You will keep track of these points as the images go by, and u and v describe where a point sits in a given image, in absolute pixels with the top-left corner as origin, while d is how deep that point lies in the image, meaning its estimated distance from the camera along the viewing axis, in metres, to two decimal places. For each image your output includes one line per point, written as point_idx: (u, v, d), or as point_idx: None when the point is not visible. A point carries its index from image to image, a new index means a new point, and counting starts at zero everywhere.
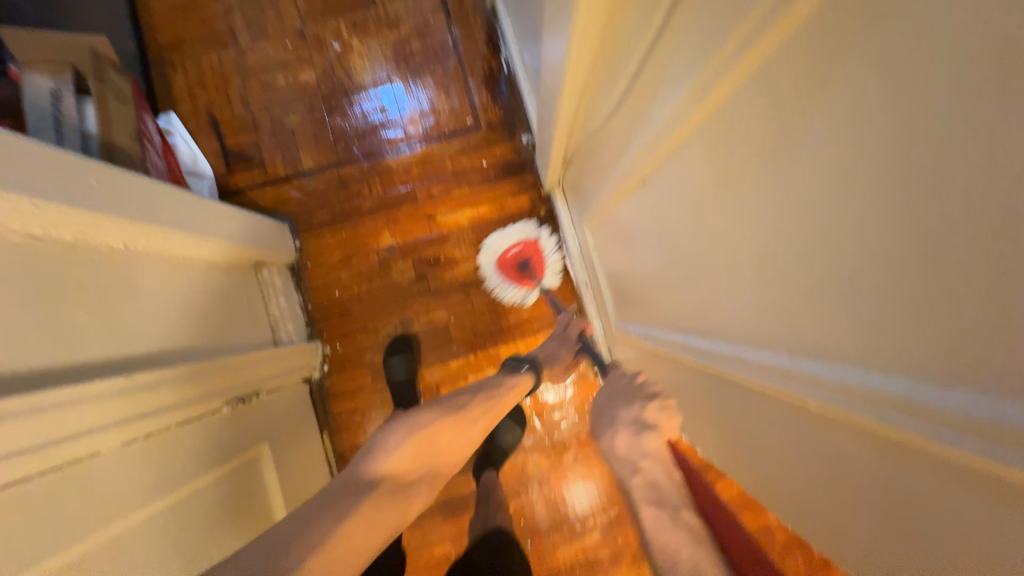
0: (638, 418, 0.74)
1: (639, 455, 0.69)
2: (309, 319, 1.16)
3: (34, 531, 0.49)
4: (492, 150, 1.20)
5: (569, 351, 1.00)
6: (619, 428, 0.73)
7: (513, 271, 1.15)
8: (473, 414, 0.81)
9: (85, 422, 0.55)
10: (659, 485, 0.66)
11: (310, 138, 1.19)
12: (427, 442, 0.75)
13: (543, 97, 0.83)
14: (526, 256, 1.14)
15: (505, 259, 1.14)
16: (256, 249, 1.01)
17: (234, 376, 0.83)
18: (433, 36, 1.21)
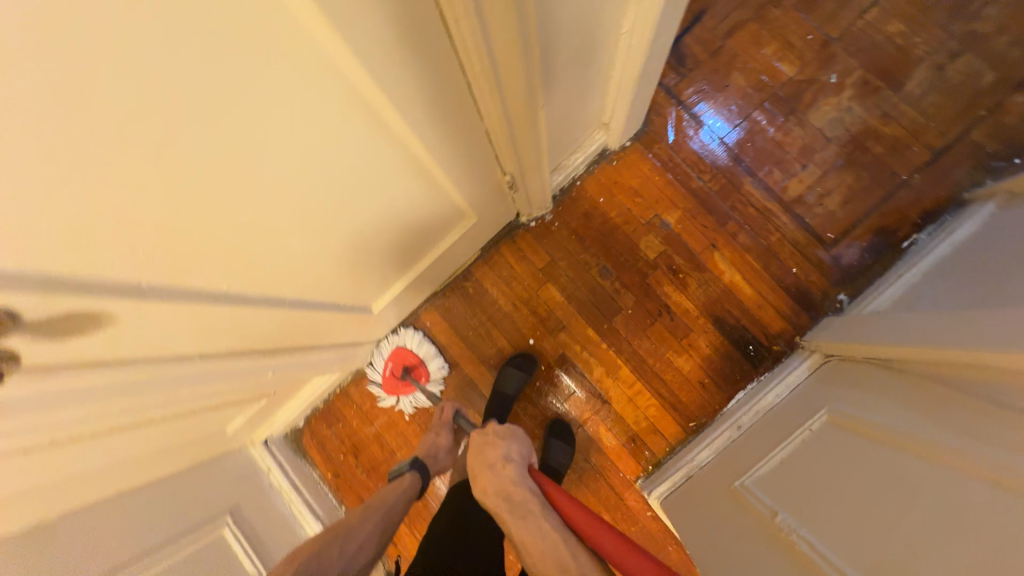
0: (498, 455, 0.78)
1: (498, 472, 0.74)
2: (566, 189, 1.21)
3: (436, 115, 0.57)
4: (809, 270, 1.13)
5: (445, 437, 1.00)
6: (486, 466, 0.76)
7: (398, 385, 1.16)
8: (355, 521, 0.77)
9: (510, 98, 0.62)
10: (533, 520, 0.64)
11: (729, 103, 1.18)
12: (331, 554, 0.69)
13: (950, 320, 0.76)
14: (400, 364, 1.17)
15: (385, 379, 1.16)
16: (623, 118, 1.04)
17: (529, 170, 0.90)
18: (896, 159, 1.12)
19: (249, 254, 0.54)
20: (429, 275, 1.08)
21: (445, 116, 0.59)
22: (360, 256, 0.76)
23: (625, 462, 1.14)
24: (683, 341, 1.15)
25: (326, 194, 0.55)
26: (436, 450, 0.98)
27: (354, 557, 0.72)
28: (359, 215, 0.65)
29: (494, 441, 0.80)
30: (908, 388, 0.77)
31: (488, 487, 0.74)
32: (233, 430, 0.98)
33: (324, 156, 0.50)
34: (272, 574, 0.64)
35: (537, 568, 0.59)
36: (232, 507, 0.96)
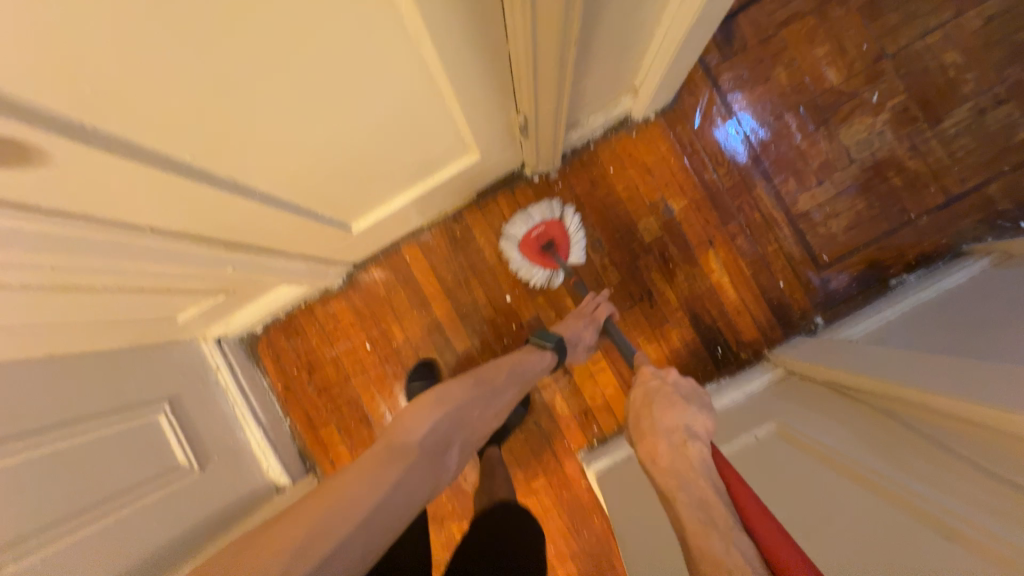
0: (680, 423, 0.70)
1: (677, 450, 0.66)
2: (578, 150, 1.15)
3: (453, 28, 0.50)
4: (796, 287, 1.12)
5: (591, 332, 0.99)
6: (662, 435, 0.69)
7: (538, 256, 1.10)
8: (500, 381, 0.83)
9: (542, 35, 0.55)
10: (707, 500, 0.56)
11: (765, 98, 1.12)
12: (472, 413, 0.76)
13: (917, 361, 0.77)
14: (547, 236, 1.09)
15: (526, 240, 1.10)
16: (654, 86, 0.97)
17: (544, 119, 0.84)
18: (910, 196, 1.10)
19: (225, 133, 0.49)
20: (417, 207, 1.01)
21: (468, 28, 0.52)
22: (341, 164, 0.70)
23: (572, 432, 1.16)
24: (657, 331, 1.15)
25: (320, 88, 0.50)
26: (579, 339, 0.97)
27: (485, 420, 0.79)
28: (354, 122, 0.60)
29: (675, 406, 0.73)
30: (856, 418, 0.79)
31: (665, 467, 0.64)
32: (184, 319, 0.93)
33: (326, 43, 0.45)
34: (414, 413, 0.71)
35: (696, 546, 0.51)
36: (174, 396, 0.94)
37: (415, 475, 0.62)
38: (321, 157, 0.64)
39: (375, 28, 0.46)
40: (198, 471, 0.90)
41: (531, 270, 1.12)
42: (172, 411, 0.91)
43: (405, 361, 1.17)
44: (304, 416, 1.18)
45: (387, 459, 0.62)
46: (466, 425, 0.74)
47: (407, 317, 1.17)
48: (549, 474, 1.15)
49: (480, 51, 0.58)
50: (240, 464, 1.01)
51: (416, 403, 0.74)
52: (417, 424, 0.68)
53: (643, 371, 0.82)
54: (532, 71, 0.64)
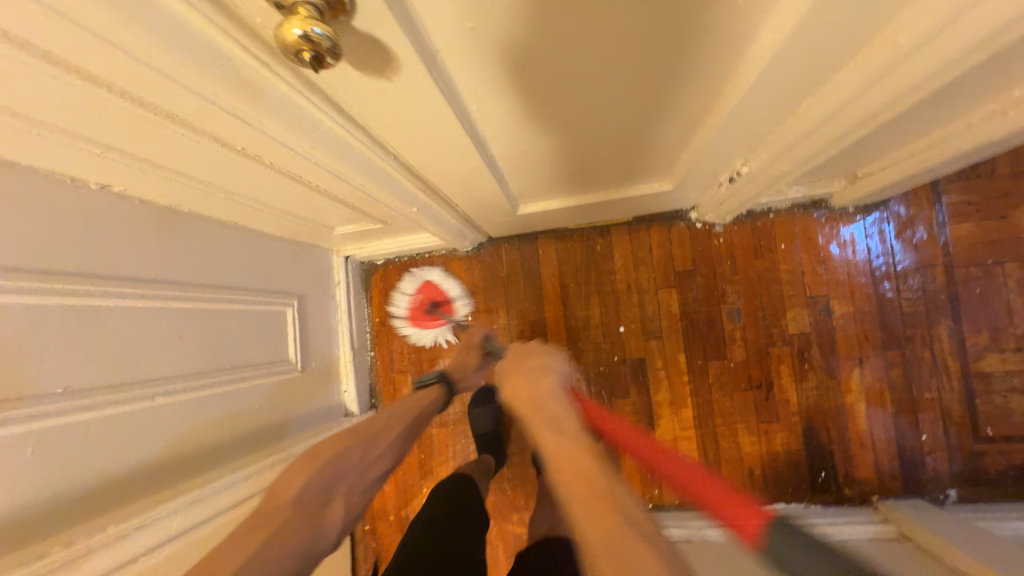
0: (554, 367, 0.72)
1: (534, 382, 0.67)
2: (754, 213, 1.07)
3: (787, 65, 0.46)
4: (938, 446, 0.99)
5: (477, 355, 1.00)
6: (519, 373, 0.70)
7: (424, 317, 1.15)
8: (385, 427, 0.79)
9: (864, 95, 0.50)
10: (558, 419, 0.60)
11: (991, 235, 0.98)
12: (349, 458, 0.72)
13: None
14: (427, 300, 1.16)
15: (410, 312, 1.16)
16: (881, 183, 0.88)
17: (767, 176, 0.78)
18: None
19: (519, 90, 0.48)
20: (581, 211, 0.99)
21: (794, 72, 0.48)
22: (564, 148, 0.68)
23: (632, 485, 1.10)
24: (762, 426, 1.05)
25: (625, 71, 0.48)
26: (464, 367, 1.00)
27: (370, 467, 0.74)
28: (613, 115, 0.58)
29: (534, 356, 0.75)
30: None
31: (518, 393, 0.65)
32: (337, 232, 0.97)
33: (684, 22, 0.41)
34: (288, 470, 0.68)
35: (565, 478, 0.51)
36: (301, 295, 0.98)
37: (288, 534, 0.60)
38: (559, 136, 0.62)
39: (721, 28, 0.43)
40: (300, 369, 0.95)
41: (422, 332, 1.15)
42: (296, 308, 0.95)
43: None
44: (387, 357, 1.22)
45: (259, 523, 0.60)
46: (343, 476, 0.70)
47: (516, 307, 1.16)
48: None
49: (785, 94, 0.53)
50: (328, 378, 1.06)
51: (296, 467, 0.68)
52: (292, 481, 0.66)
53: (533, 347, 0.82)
54: (813, 127, 0.58)
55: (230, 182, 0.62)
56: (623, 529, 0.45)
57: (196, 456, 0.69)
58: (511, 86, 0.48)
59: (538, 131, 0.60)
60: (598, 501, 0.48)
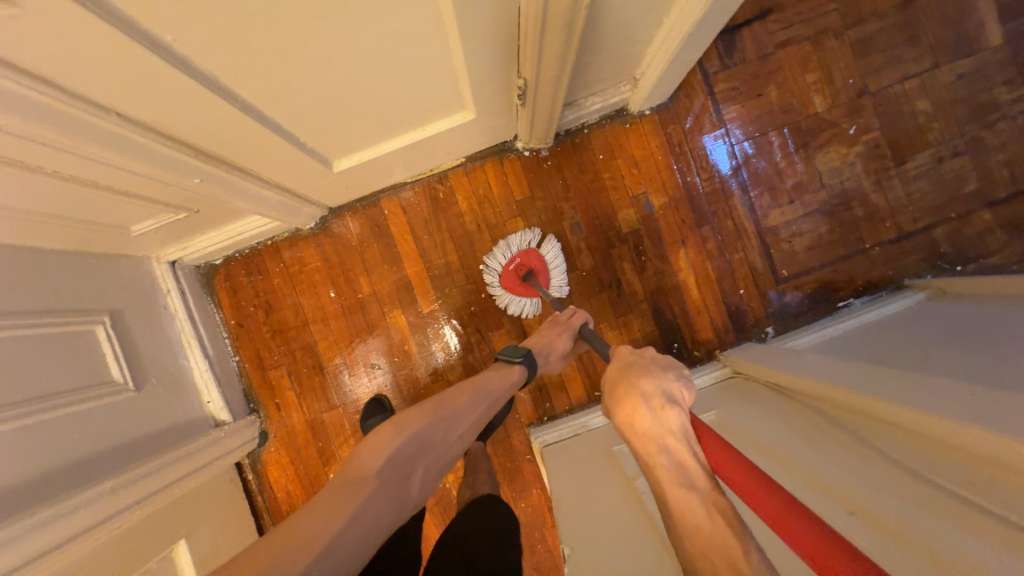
0: (656, 389, 0.66)
1: (655, 415, 0.62)
2: (571, 131, 1.16)
3: None
4: (753, 296, 1.18)
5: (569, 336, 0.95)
6: (643, 401, 0.64)
7: (518, 285, 1.11)
8: (466, 404, 0.77)
9: None
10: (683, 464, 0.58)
11: (752, 113, 1.17)
12: (436, 437, 0.70)
13: (862, 367, 0.81)
14: (528, 266, 1.11)
15: (501, 273, 1.11)
16: (653, 81, 1.00)
17: (546, 91, 0.86)
18: (868, 227, 1.18)
19: (220, 18, 0.48)
20: (404, 157, 1.00)
21: None
22: (330, 91, 0.68)
23: (525, 406, 1.17)
24: (621, 318, 1.18)
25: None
26: (550, 348, 0.93)
27: (455, 443, 0.73)
28: (352, 35, 0.58)
29: (644, 370, 0.69)
30: (794, 416, 0.84)
31: (644, 432, 0.62)
32: (137, 232, 0.87)
33: None
34: (365, 446, 0.65)
35: (680, 514, 0.54)
36: (114, 311, 0.89)
37: (380, 504, 0.60)
38: (311, 71, 0.62)
39: None
40: (135, 389, 0.87)
41: (510, 301, 1.13)
42: (111, 325, 0.86)
43: (368, 316, 1.16)
44: (256, 356, 1.15)
45: (325, 505, 0.56)
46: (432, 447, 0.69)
47: (378, 271, 1.16)
48: (497, 447, 1.17)
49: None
50: (179, 392, 0.98)
51: (379, 429, 0.68)
52: (374, 453, 0.64)
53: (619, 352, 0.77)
54: (537, 27, 0.65)
55: None
56: (727, 550, 0.49)
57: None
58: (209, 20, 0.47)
59: (286, 73, 0.60)
60: (719, 529, 0.51)
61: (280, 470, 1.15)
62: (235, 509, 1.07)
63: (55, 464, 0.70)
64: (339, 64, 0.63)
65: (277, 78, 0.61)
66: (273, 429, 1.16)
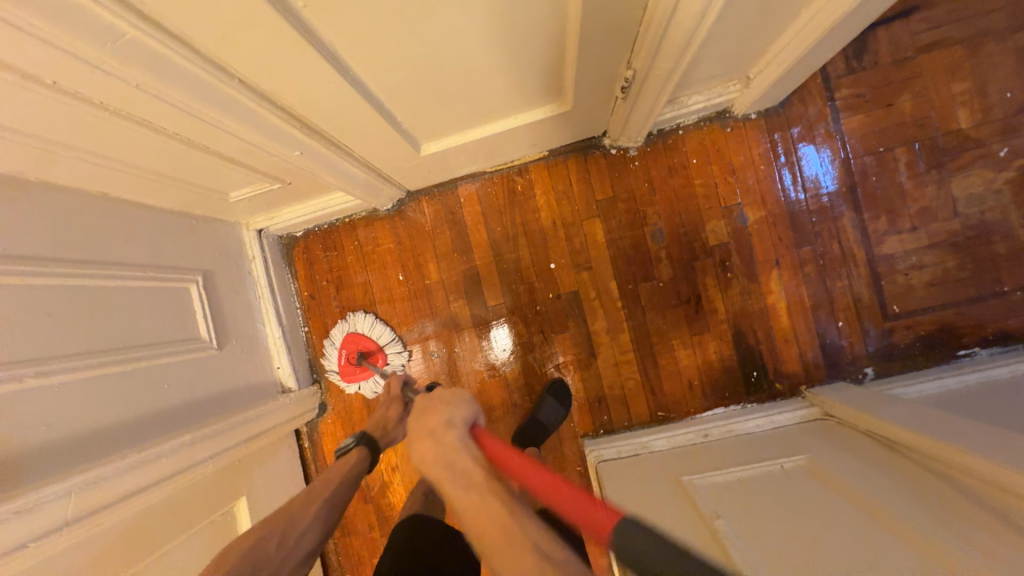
0: (441, 418, 0.70)
1: (437, 441, 0.67)
2: (665, 131, 1.09)
3: None
4: (853, 331, 1.05)
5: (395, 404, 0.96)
6: (426, 433, 0.68)
7: (356, 373, 1.13)
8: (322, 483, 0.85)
9: None
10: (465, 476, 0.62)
11: (878, 124, 1.03)
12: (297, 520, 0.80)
13: (1008, 433, 0.68)
14: (354, 352, 1.14)
15: (341, 368, 1.14)
16: (770, 81, 0.90)
17: (653, 84, 0.79)
18: (1009, 267, 1.00)
19: None
20: (490, 145, 0.97)
21: None
22: (438, 70, 0.66)
23: (581, 416, 1.12)
24: (695, 337, 1.09)
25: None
26: (385, 421, 0.95)
27: (305, 532, 0.80)
28: (473, 10, 0.55)
29: (437, 406, 0.72)
30: (903, 473, 0.72)
31: (433, 462, 0.65)
32: (235, 199, 0.91)
33: None
34: (263, 530, 0.77)
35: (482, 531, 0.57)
36: (206, 271, 0.93)
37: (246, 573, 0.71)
38: (425, 47, 0.60)
39: None
40: (216, 348, 0.91)
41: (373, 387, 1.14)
42: (202, 285, 0.90)
43: (433, 303, 1.15)
44: (323, 329, 1.18)
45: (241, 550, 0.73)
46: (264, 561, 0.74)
47: (447, 260, 1.14)
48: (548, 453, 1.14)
49: None
50: (254, 356, 1.02)
51: (261, 522, 0.80)
52: (272, 529, 0.78)
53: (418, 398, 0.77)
54: (670, 10, 0.59)
55: (69, 137, 0.57)
56: (521, 541, 0.55)
57: (91, 441, 0.65)
58: None
59: (404, 47, 0.59)
60: (495, 523, 0.57)
61: (334, 441, 1.18)
62: (291, 474, 1.11)
63: (146, 410, 0.74)
64: (454, 43, 0.61)
65: (394, 53, 0.59)
66: (332, 402, 1.18)
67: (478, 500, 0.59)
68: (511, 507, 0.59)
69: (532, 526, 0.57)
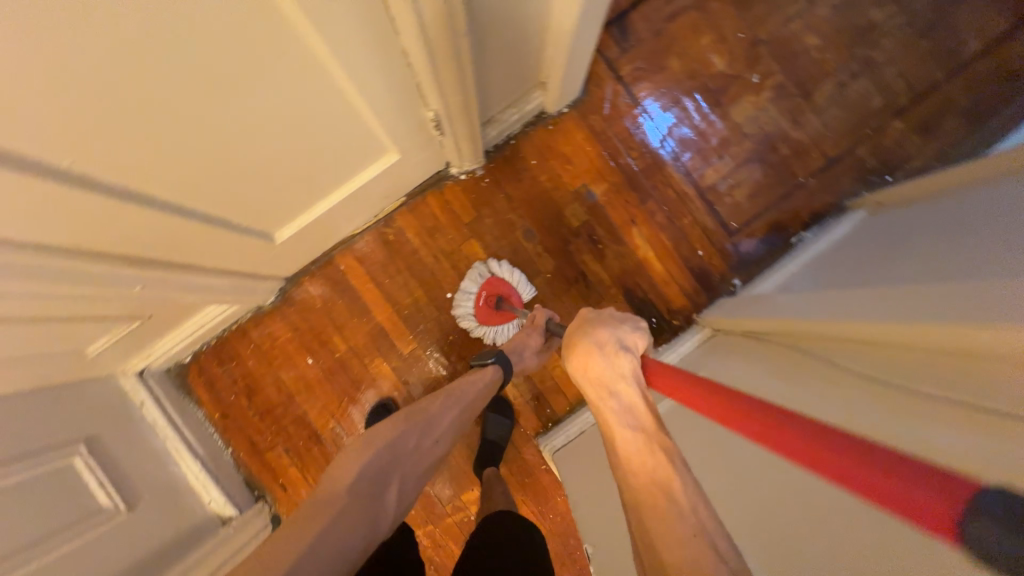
0: (611, 336, 0.68)
1: (610, 359, 0.65)
2: (500, 145, 1.20)
3: (349, 35, 0.55)
4: (712, 254, 1.22)
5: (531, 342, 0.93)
6: (598, 346, 0.66)
7: (493, 314, 1.13)
8: (437, 408, 0.78)
9: (432, 34, 0.62)
10: (630, 406, 0.60)
11: (662, 86, 1.23)
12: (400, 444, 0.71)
13: (825, 294, 0.84)
14: (491, 296, 1.13)
15: (477, 309, 1.13)
16: (559, 80, 1.05)
17: (458, 116, 0.89)
18: (797, 163, 1.23)
19: (126, 138, 0.50)
20: (344, 210, 1.02)
21: (364, 33, 0.57)
22: (252, 172, 0.70)
23: (527, 418, 1.18)
24: (595, 309, 1.20)
25: (211, 83, 0.50)
26: (523, 348, 0.92)
27: (431, 447, 0.74)
28: (262, 118, 0.60)
29: (592, 323, 0.71)
30: (771, 355, 0.86)
31: (598, 376, 0.65)
32: (95, 352, 0.86)
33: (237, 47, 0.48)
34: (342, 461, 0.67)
35: (636, 463, 0.54)
36: (90, 436, 0.87)
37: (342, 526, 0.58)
38: (228, 160, 0.64)
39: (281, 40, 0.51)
40: (128, 510, 0.84)
41: (493, 330, 1.13)
42: (89, 452, 0.83)
43: (351, 372, 1.15)
44: (248, 443, 1.13)
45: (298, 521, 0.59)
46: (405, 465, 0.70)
47: (350, 326, 1.16)
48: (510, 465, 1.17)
49: (381, 48, 0.62)
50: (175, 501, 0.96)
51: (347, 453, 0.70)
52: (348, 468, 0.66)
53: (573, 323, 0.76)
54: (429, 65, 0.69)
55: None
56: (657, 464, 0.52)
57: None
58: (117, 143, 0.49)
59: (206, 167, 0.62)
60: (641, 451, 0.54)
61: None
62: None
63: None
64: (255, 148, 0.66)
65: (198, 175, 0.63)
66: (284, 511, 1.13)
67: (639, 438, 0.56)
68: (673, 458, 0.53)
69: (681, 459, 0.53)
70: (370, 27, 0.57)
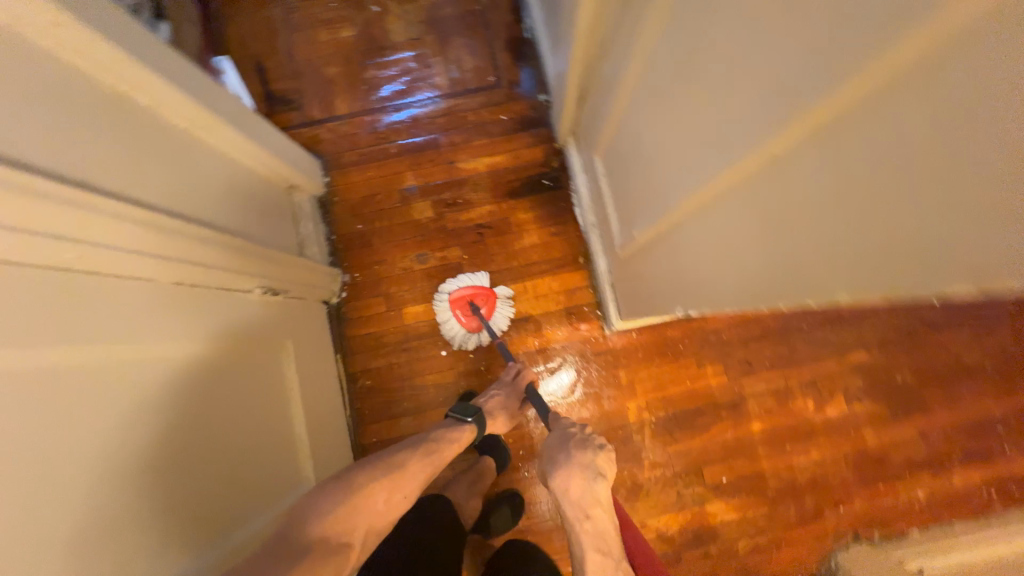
0: (584, 470, 0.75)
1: (584, 492, 0.74)
2: (331, 248, 1.25)
3: (135, 320, 0.58)
4: (511, 108, 1.29)
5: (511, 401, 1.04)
6: (575, 479, 0.75)
7: (473, 318, 1.18)
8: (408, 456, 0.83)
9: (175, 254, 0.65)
10: (604, 535, 0.75)
11: (346, 88, 1.30)
12: (372, 498, 0.73)
13: (564, 22, 0.90)
14: (469, 302, 1.18)
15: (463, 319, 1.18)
16: (293, 171, 1.10)
17: (273, 269, 0.92)
18: (464, 4, 1.32)
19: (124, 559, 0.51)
20: (318, 410, 1.04)
21: (146, 310, 0.60)
22: (234, 468, 0.71)
23: (582, 330, 1.22)
24: (513, 229, 1.25)
25: (112, 459, 0.51)
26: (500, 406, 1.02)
27: (397, 497, 0.77)
28: (184, 433, 0.62)
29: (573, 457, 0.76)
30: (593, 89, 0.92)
31: (575, 499, 0.75)
32: None
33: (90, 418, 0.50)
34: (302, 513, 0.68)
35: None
36: None
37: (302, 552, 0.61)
38: (206, 484, 0.65)
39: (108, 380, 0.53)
40: None
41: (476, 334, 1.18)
42: None
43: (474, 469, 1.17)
44: None
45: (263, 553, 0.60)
46: (357, 513, 0.71)
47: None
48: (617, 363, 1.22)
49: (171, 301, 0.65)
50: None
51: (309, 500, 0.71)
52: (312, 518, 0.67)
53: (552, 439, 0.81)
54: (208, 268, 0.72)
55: None
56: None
57: None
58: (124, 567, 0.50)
59: (201, 505, 0.63)
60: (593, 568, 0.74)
61: None
62: None
63: None
64: (212, 453, 0.67)
65: (205, 515, 0.64)
66: None
67: None
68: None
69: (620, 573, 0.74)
70: (141, 301, 0.59)
